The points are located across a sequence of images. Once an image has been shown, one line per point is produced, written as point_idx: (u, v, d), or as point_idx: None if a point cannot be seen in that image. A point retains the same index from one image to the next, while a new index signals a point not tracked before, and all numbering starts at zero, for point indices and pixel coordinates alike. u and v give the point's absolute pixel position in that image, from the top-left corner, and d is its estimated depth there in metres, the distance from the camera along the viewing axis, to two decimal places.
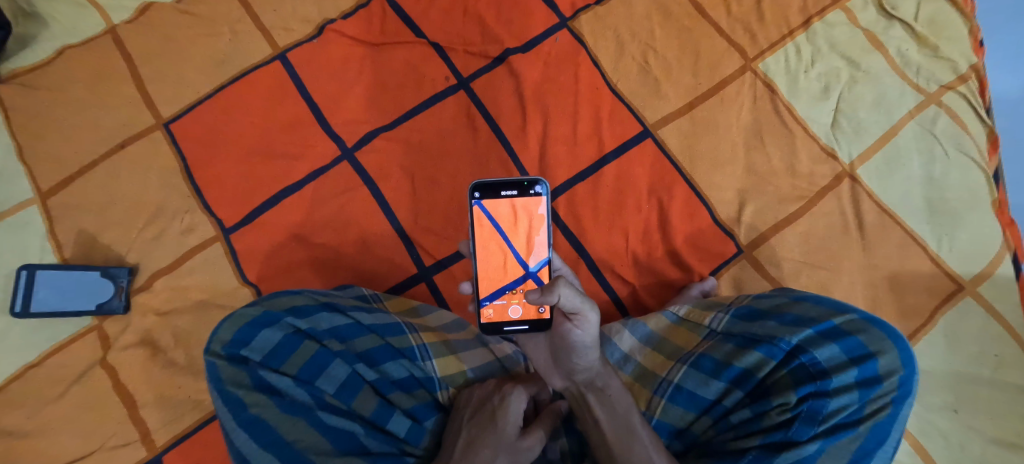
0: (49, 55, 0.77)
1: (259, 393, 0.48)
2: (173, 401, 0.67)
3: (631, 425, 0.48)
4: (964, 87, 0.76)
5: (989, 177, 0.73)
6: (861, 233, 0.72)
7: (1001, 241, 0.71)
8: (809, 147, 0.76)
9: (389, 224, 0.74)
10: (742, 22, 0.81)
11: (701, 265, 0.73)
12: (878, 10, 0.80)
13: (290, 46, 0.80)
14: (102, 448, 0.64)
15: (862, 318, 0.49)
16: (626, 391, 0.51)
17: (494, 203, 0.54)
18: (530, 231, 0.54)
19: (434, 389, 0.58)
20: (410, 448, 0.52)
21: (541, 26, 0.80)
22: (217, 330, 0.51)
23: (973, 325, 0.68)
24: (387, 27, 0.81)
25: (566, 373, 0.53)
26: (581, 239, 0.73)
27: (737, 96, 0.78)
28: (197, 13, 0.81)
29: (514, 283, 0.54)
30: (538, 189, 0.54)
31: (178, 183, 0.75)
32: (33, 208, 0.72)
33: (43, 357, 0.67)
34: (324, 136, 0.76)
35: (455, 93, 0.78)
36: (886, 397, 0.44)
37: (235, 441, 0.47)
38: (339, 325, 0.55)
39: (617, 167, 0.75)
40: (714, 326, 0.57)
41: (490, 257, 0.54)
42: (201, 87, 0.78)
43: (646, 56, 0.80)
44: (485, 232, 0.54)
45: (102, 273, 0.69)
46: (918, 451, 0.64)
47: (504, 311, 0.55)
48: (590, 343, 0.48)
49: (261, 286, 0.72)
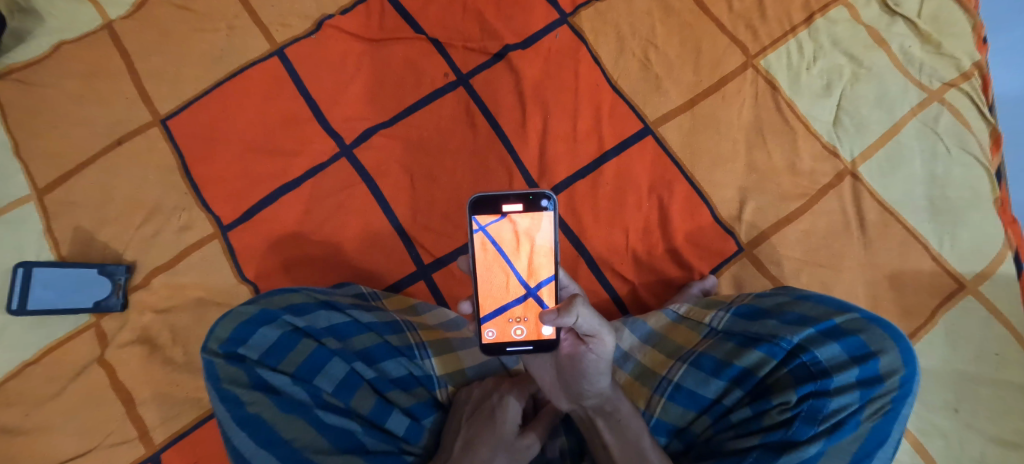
0: (45, 51, 0.77)
1: (257, 391, 0.48)
2: (171, 399, 0.67)
3: (642, 449, 0.48)
4: (966, 84, 0.76)
5: (991, 175, 0.73)
6: (863, 231, 0.72)
7: (1002, 240, 0.70)
8: (810, 144, 0.75)
9: (389, 222, 0.74)
10: (744, 18, 0.80)
11: (701, 264, 0.72)
12: (881, 6, 0.80)
13: (288, 43, 0.79)
14: (101, 445, 0.64)
15: (864, 317, 0.48)
16: (637, 415, 0.51)
17: (496, 228, 0.50)
18: (532, 252, 0.50)
19: (433, 388, 0.58)
20: (409, 447, 0.52)
21: (540, 23, 0.79)
22: (214, 328, 0.51)
23: (974, 323, 0.67)
24: (386, 22, 0.80)
25: (574, 397, 0.52)
26: (581, 236, 0.73)
27: (738, 94, 0.77)
28: (195, 8, 0.80)
29: (515, 303, 0.51)
30: (545, 201, 0.49)
31: (176, 180, 0.74)
32: (30, 204, 0.72)
33: (40, 354, 0.67)
34: (323, 133, 0.76)
35: (454, 90, 0.78)
36: (887, 397, 0.43)
37: (233, 439, 0.46)
38: (338, 323, 0.55)
39: (617, 165, 0.74)
40: (715, 324, 0.56)
41: (492, 276, 0.51)
42: (199, 83, 0.77)
43: (647, 52, 0.79)
44: (488, 256, 0.50)
45: (100, 270, 0.69)
46: (918, 451, 0.63)
47: (506, 331, 0.51)
48: (603, 369, 0.48)
49: (260, 283, 0.72)
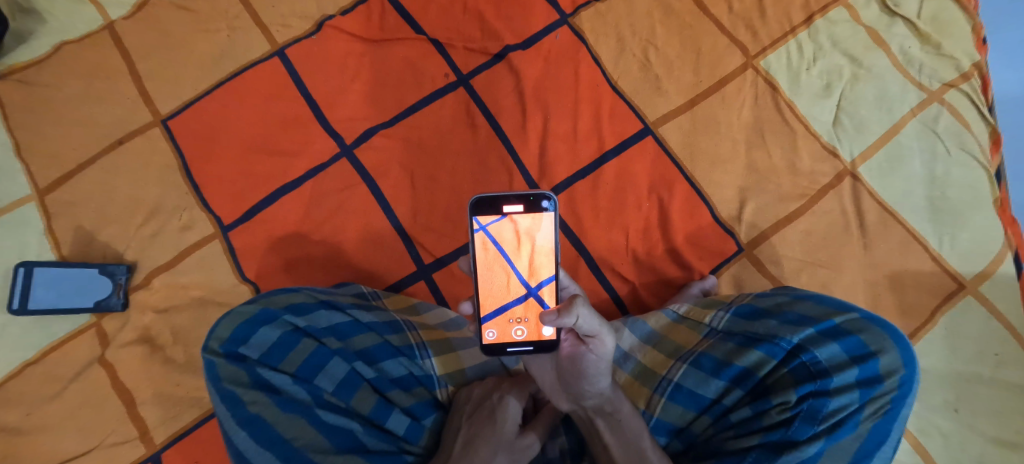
0: (47, 51, 0.77)
1: (258, 391, 0.48)
2: (172, 398, 0.67)
3: (642, 449, 0.48)
4: (965, 84, 0.76)
5: (990, 175, 0.73)
6: (862, 232, 0.72)
7: (1002, 240, 0.70)
8: (810, 145, 0.75)
9: (389, 221, 0.74)
10: (743, 18, 0.80)
11: (701, 264, 0.72)
12: (881, 7, 0.80)
13: (289, 43, 0.80)
14: (101, 445, 0.64)
15: (864, 317, 0.48)
16: (637, 415, 0.51)
17: (497, 228, 0.50)
18: (532, 252, 0.50)
19: (433, 387, 0.58)
20: (409, 447, 0.53)
21: (541, 23, 0.80)
22: (215, 328, 0.51)
23: (974, 323, 0.68)
24: (387, 22, 0.80)
25: (575, 397, 0.52)
26: (581, 237, 0.73)
27: (738, 94, 0.77)
28: (196, 9, 0.80)
29: (515, 303, 0.51)
30: (546, 202, 0.49)
31: (177, 180, 0.74)
32: (31, 204, 0.72)
33: (41, 354, 0.67)
34: (324, 133, 0.76)
35: (454, 90, 0.78)
36: (887, 397, 0.44)
37: (234, 439, 0.46)
38: (338, 323, 0.55)
39: (617, 165, 0.75)
40: (715, 324, 0.56)
41: (492, 277, 0.51)
42: (200, 83, 0.78)
43: (647, 53, 0.79)
44: (489, 256, 0.50)
45: (101, 270, 0.69)
46: (918, 451, 0.63)
47: (506, 331, 0.51)
48: (604, 369, 0.48)
49: (261, 283, 0.72)
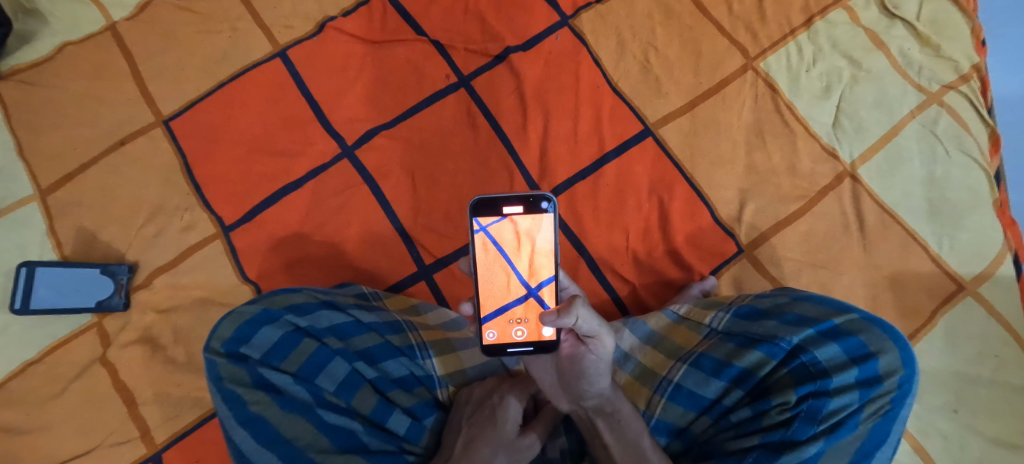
0: (49, 52, 0.77)
1: (259, 390, 0.48)
2: (172, 398, 0.67)
3: (642, 448, 0.48)
4: (965, 86, 0.76)
5: (989, 177, 0.73)
6: (862, 233, 0.72)
7: (1001, 241, 0.70)
8: (809, 146, 0.75)
9: (389, 222, 0.74)
10: (743, 20, 0.80)
11: (701, 265, 0.73)
12: (880, 9, 0.80)
13: (290, 44, 0.80)
14: (102, 444, 0.64)
15: (863, 318, 0.49)
16: (637, 415, 0.51)
17: (497, 228, 0.50)
18: (532, 253, 0.50)
19: (433, 388, 0.58)
20: (409, 447, 0.53)
21: (541, 25, 0.80)
22: (216, 327, 0.51)
23: (973, 324, 0.68)
24: (387, 23, 0.81)
25: (575, 397, 0.52)
26: (581, 237, 0.73)
27: (738, 96, 0.77)
28: (198, 10, 0.80)
29: (515, 303, 0.51)
30: (546, 203, 0.50)
31: (178, 180, 0.75)
32: (33, 205, 0.72)
33: (42, 354, 0.67)
34: (325, 134, 0.76)
35: (455, 91, 0.78)
36: (887, 397, 0.44)
37: (235, 438, 0.46)
38: (339, 323, 0.55)
39: (617, 166, 0.75)
40: (715, 325, 0.57)
41: (493, 277, 0.51)
42: (201, 84, 0.78)
43: (647, 54, 0.79)
44: (489, 256, 0.50)
45: (102, 270, 0.69)
46: (919, 452, 0.64)
47: (506, 331, 0.51)
48: (603, 369, 0.49)
49: (262, 283, 0.72)
